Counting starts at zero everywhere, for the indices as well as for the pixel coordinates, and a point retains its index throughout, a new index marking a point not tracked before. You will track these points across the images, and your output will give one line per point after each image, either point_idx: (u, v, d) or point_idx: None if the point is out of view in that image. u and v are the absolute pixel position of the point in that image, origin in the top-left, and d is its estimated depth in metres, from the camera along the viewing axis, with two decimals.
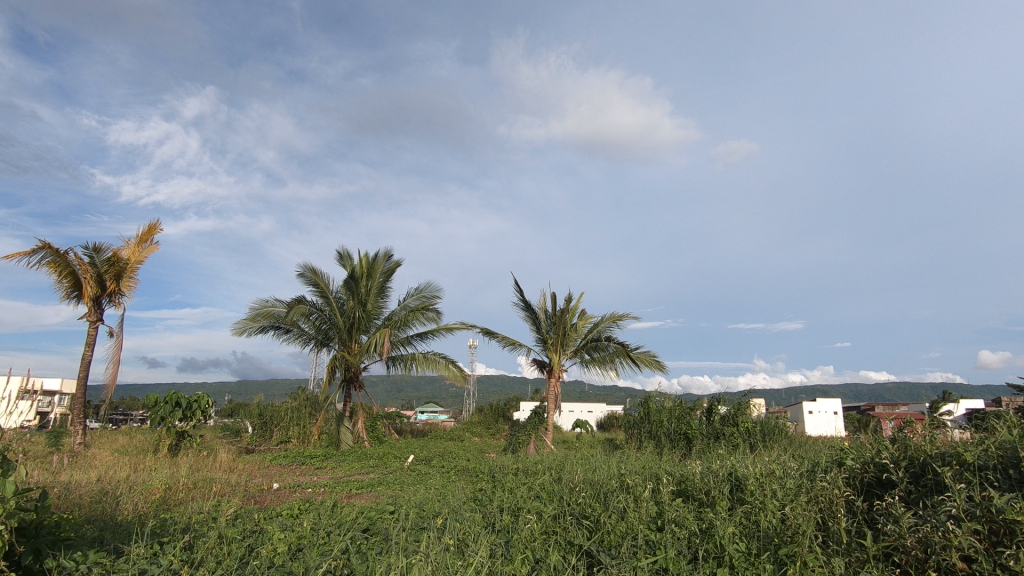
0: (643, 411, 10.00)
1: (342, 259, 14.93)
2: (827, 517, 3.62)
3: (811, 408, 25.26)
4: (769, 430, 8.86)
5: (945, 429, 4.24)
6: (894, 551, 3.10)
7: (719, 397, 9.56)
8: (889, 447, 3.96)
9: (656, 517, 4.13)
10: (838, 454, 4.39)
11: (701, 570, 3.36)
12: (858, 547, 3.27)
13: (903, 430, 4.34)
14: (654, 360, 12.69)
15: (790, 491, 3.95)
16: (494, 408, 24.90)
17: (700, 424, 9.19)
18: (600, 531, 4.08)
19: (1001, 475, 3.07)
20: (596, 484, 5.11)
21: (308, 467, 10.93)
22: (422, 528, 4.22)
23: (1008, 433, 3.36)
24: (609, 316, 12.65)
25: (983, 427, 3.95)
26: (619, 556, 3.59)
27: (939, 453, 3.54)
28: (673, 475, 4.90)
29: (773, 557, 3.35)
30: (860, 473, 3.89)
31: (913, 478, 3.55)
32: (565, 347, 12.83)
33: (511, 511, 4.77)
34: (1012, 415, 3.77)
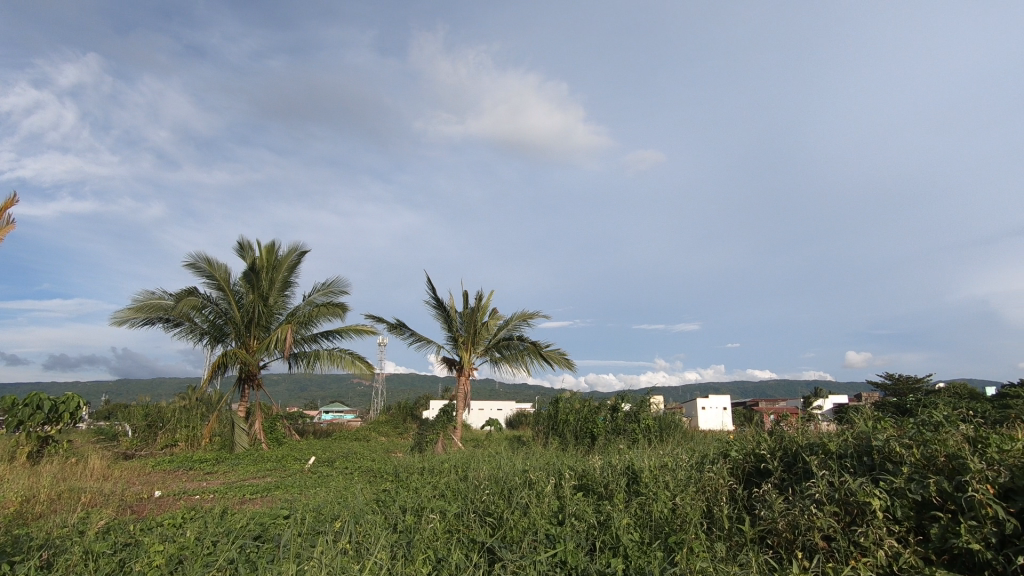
0: (551, 410, 10.19)
1: (242, 250, 13.99)
2: (712, 505, 3.88)
3: (704, 404, 27.09)
4: (666, 426, 9.38)
5: (816, 421, 4.68)
6: (767, 534, 3.39)
7: (623, 395, 9.99)
8: (767, 439, 4.31)
9: (557, 511, 4.23)
10: (725, 446, 4.72)
11: (597, 561, 3.48)
12: (738, 532, 3.53)
13: (781, 423, 4.74)
14: (563, 357, 13.03)
15: (681, 482, 4.18)
16: (403, 407, 24.48)
17: (604, 421, 9.52)
18: (503, 527, 4.11)
19: (857, 462, 3.44)
20: (500, 480, 5.17)
21: (197, 472, 10.14)
22: (319, 532, 4.05)
23: (863, 425, 3.77)
24: (519, 315, 12.82)
25: (845, 418, 4.41)
26: (520, 552, 3.64)
27: (808, 444, 3.91)
28: (575, 470, 5.04)
29: (662, 545, 3.55)
30: (742, 463, 4.19)
31: (786, 467, 3.88)
32: (476, 345, 12.84)
33: (415, 511, 4.69)
34: (867, 407, 4.24)
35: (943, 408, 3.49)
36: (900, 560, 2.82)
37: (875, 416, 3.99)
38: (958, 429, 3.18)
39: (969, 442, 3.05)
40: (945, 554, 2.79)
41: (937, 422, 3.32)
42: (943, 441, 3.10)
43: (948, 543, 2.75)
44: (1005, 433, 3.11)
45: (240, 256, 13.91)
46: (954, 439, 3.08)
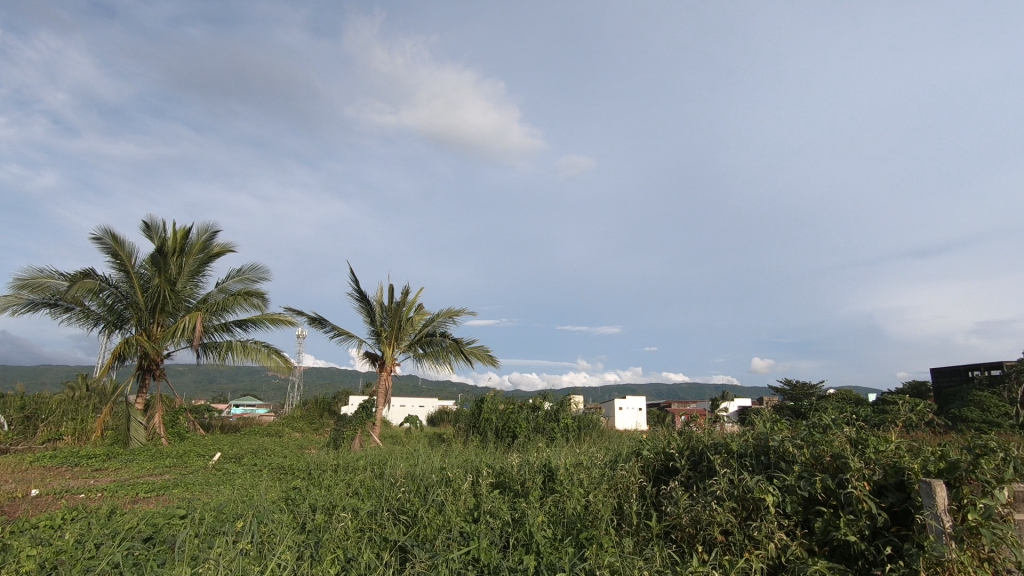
0: (474, 408, 10.17)
1: (149, 230, 12.97)
2: (622, 501, 4.01)
3: (622, 404, 28.04)
4: (584, 425, 9.62)
5: (721, 422, 4.96)
6: (672, 529, 3.56)
7: (544, 394, 10.16)
8: (677, 438, 4.51)
9: (473, 509, 4.23)
10: (638, 445, 4.88)
11: (510, 558, 3.51)
12: (645, 528, 3.68)
13: (691, 424, 4.98)
14: (487, 354, 13.05)
15: (595, 480, 4.29)
16: (320, 402, 23.61)
17: (525, 419, 9.63)
18: (417, 526, 4.06)
19: (755, 461, 3.67)
20: (417, 478, 5.10)
21: (83, 469, 9.27)
22: (218, 533, 3.81)
23: (762, 426, 4.04)
24: (445, 312, 12.72)
25: (747, 420, 4.70)
26: (432, 550, 3.61)
27: (713, 443, 4.13)
28: (493, 468, 5.05)
29: (573, 541, 3.64)
30: (652, 461, 4.35)
31: (692, 465, 4.09)
32: (399, 340, 12.60)
33: (326, 509, 4.52)
34: (767, 410, 4.53)
35: (832, 412, 3.79)
36: (788, 552, 3.05)
37: (773, 418, 4.28)
38: (842, 431, 3.47)
39: (851, 444, 3.34)
40: (826, 545, 3.06)
41: (826, 425, 3.60)
42: (829, 442, 3.37)
43: (830, 535, 3.02)
44: (881, 435, 3.43)
45: (146, 237, 12.88)
46: (839, 440, 3.36)
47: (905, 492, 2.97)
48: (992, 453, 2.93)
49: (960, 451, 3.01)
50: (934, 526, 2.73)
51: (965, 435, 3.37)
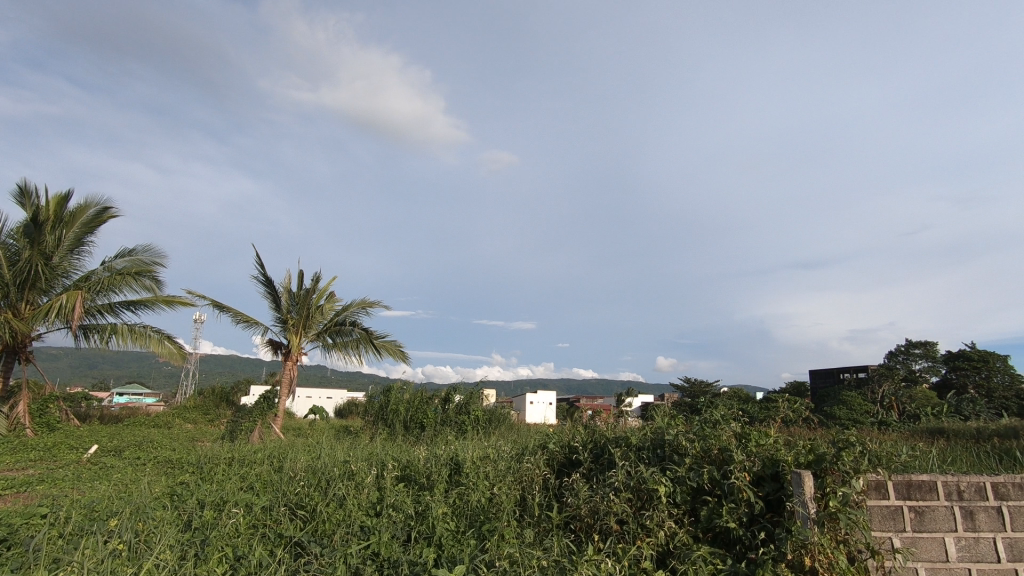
0: (383, 400, 9.95)
1: (22, 197, 11.54)
2: (526, 493, 4.08)
3: (532, 398, 28.62)
4: (494, 418, 9.72)
5: (624, 418, 5.17)
6: (571, 520, 3.68)
7: (455, 387, 10.16)
8: (582, 432, 4.64)
9: (376, 502, 4.14)
10: (545, 438, 4.99)
11: (411, 551, 3.48)
12: (546, 518, 3.78)
13: (596, 419, 5.16)
14: (398, 349, 12.82)
15: (500, 472, 4.34)
16: (217, 391, 22.16)
17: (435, 412, 9.59)
18: (315, 521, 3.92)
19: (651, 454, 3.85)
20: (318, 471, 4.92)
21: None
22: (87, 533, 3.47)
23: (661, 421, 4.25)
24: (358, 302, 12.35)
25: (647, 416, 4.94)
26: (330, 545, 3.50)
27: (614, 437, 4.29)
28: (399, 461, 4.97)
29: (476, 533, 3.68)
30: (556, 453, 4.45)
31: (594, 457, 4.23)
32: (307, 329, 12.07)
33: (215, 506, 4.24)
34: (666, 406, 4.78)
35: (722, 408, 4.05)
36: (676, 539, 3.26)
37: (671, 413, 4.52)
38: (730, 426, 3.72)
39: (736, 438, 3.60)
40: (709, 531, 3.29)
41: (716, 420, 3.85)
42: (717, 436, 3.61)
43: (713, 523, 3.25)
44: (763, 430, 3.72)
45: (17, 204, 11.46)
46: (726, 434, 3.60)
47: (780, 482, 3.24)
48: (851, 446, 3.26)
49: (826, 445, 3.33)
50: (801, 512, 3.01)
51: (832, 431, 3.73)
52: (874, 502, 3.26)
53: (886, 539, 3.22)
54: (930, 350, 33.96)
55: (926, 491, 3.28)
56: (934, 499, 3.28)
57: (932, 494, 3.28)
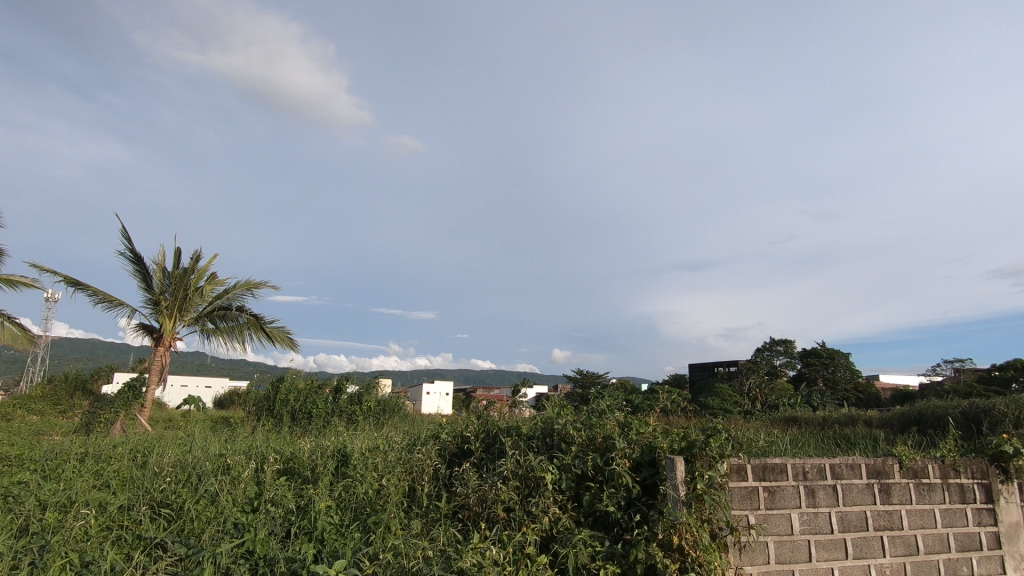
0: (269, 389, 9.35)
1: None
2: (415, 485, 4.03)
3: (429, 388, 28.44)
4: (389, 408, 9.53)
5: (518, 408, 5.26)
6: (460, 509, 3.69)
7: (349, 376, 9.81)
8: (475, 422, 4.64)
9: (254, 497, 3.89)
10: (438, 428, 4.93)
11: (289, 547, 3.32)
12: (434, 508, 3.77)
13: (490, 409, 5.20)
14: (288, 336, 12.14)
15: (390, 463, 4.24)
16: (71, 379, 19.70)
17: (326, 402, 9.22)
18: (182, 520, 3.62)
19: (540, 443, 3.94)
20: (188, 466, 4.53)
21: None
22: None
23: (552, 411, 4.36)
24: (243, 285, 11.51)
25: (540, 405, 5.06)
26: (197, 545, 3.25)
27: (506, 426, 4.33)
28: (282, 454, 4.70)
29: (360, 526, 3.60)
30: (448, 443, 4.43)
31: (485, 447, 4.26)
32: (183, 312, 11.05)
33: (59, 507, 3.77)
34: (557, 396, 4.92)
35: (608, 398, 4.23)
36: (559, 524, 3.38)
37: (562, 403, 4.64)
38: (613, 416, 3.90)
39: (619, 427, 3.78)
40: (590, 516, 3.45)
41: (602, 410, 4.01)
42: (602, 425, 3.77)
43: (594, 507, 3.41)
44: (643, 419, 3.95)
45: None
46: (610, 423, 3.77)
47: (655, 467, 3.46)
48: (718, 433, 3.56)
49: (697, 432, 3.60)
50: (672, 495, 3.26)
51: (704, 419, 4.03)
52: (735, 483, 3.57)
53: (743, 517, 3.55)
54: (789, 347, 37.96)
55: (777, 473, 3.66)
56: (784, 480, 3.67)
57: (782, 475, 3.66)
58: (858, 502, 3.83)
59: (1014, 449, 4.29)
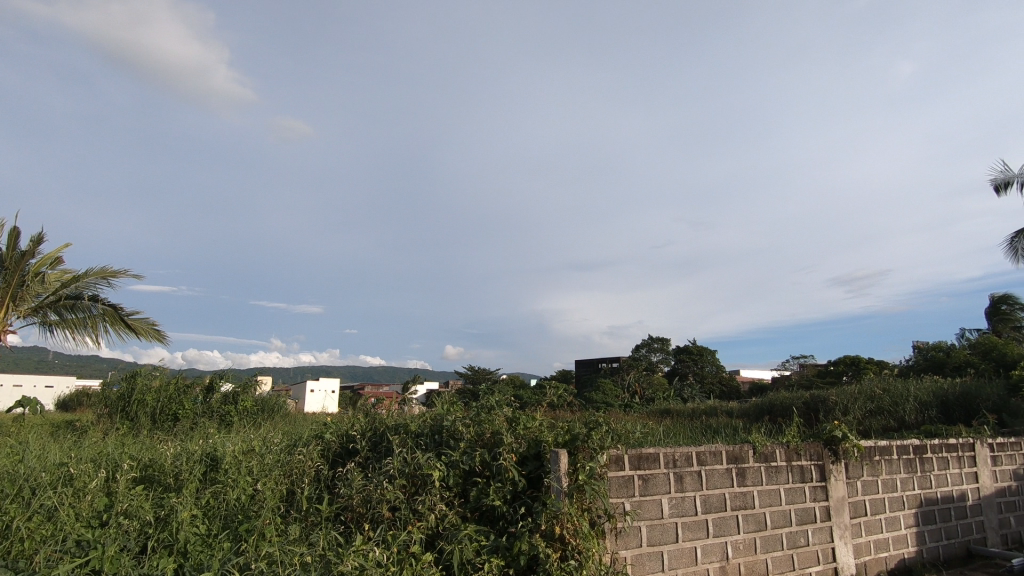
0: (125, 387, 8.35)
1: None
2: (294, 487, 3.81)
3: (313, 386, 27.16)
4: (268, 407, 8.95)
5: (407, 405, 5.16)
6: (342, 511, 3.56)
7: (224, 373, 9.05)
8: (361, 420, 4.47)
9: (103, 510, 3.47)
10: (322, 427, 4.70)
11: (145, 564, 3.02)
12: (314, 512, 3.60)
13: (378, 406, 5.06)
14: (153, 329, 10.96)
15: (266, 465, 3.97)
16: None
17: (194, 402, 8.45)
18: (9, 543, 3.13)
19: (429, 440, 3.89)
20: (18, 479, 3.92)
21: None
22: None
23: (441, 408, 4.31)
24: (97, 272, 10.22)
25: (430, 402, 4.99)
26: (27, 570, 2.84)
27: (394, 424, 4.22)
28: (138, 460, 4.23)
29: (230, 535, 3.36)
30: (332, 443, 4.23)
31: (372, 446, 4.12)
32: (19, 302, 9.58)
33: None
34: (447, 392, 4.89)
35: (497, 394, 4.27)
36: (445, 521, 3.37)
37: (451, 399, 4.61)
38: (502, 411, 3.96)
39: (507, 422, 3.85)
40: (477, 511, 3.48)
41: (491, 406, 4.05)
42: (491, 421, 3.80)
43: (480, 502, 3.44)
44: (530, 414, 4.05)
45: None
46: (499, 419, 3.82)
47: (540, 460, 3.58)
48: (599, 426, 3.75)
49: (580, 425, 3.76)
50: (556, 487, 3.38)
51: (587, 413, 4.23)
52: (613, 473, 3.77)
53: (620, 504, 3.77)
54: (665, 345, 41.01)
55: (651, 461, 3.92)
56: (656, 467, 3.94)
57: (654, 464, 3.93)
58: (718, 485, 4.21)
59: (842, 433, 4.96)
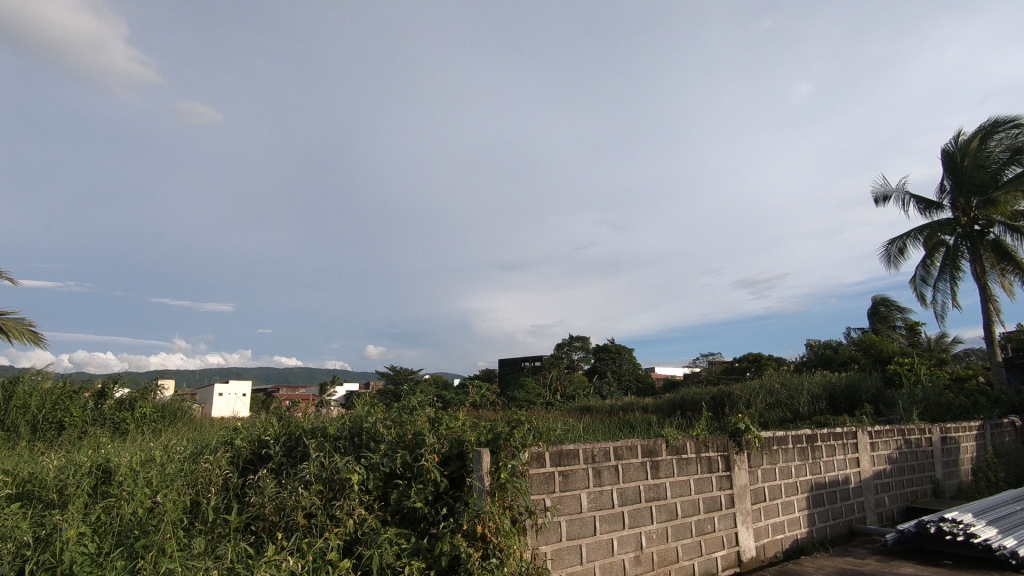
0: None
1: None
2: (199, 498, 3.57)
3: (220, 390, 25.49)
4: (169, 413, 8.31)
5: (324, 407, 4.97)
6: (253, 521, 3.38)
7: (118, 377, 8.31)
8: (275, 424, 4.24)
9: None
10: (231, 433, 4.43)
11: None
12: (222, 523, 3.39)
13: (293, 410, 4.83)
14: (31, 331, 9.89)
15: (167, 475, 3.69)
16: None
17: (83, 409, 7.70)
18: None
19: (348, 443, 3.76)
20: None
21: None
22: None
23: (361, 410, 4.19)
24: None
25: (349, 404, 4.84)
26: None
27: (311, 427, 4.05)
28: (14, 476, 3.79)
29: (125, 552, 3.10)
30: (242, 450, 4.00)
31: (287, 451, 3.94)
32: None
33: None
34: (367, 394, 4.75)
35: (419, 394, 4.20)
36: (364, 525, 3.28)
37: (372, 401, 4.49)
38: (424, 412, 3.91)
39: (429, 422, 3.81)
40: (397, 513, 3.42)
41: (413, 407, 3.98)
42: (413, 422, 3.75)
43: (402, 504, 3.39)
44: (453, 414, 4.03)
45: None
46: (420, 420, 3.77)
47: (463, 460, 3.57)
48: (521, 424, 3.79)
49: (503, 424, 3.79)
50: (478, 486, 3.39)
51: (510, 411, 4.27)
52: (535, 470, 3.83)
53: (540, 500, 3.84)
54: (585, 343, 42.15)
55: (571, 458, 4.02)
56: (575, 463, 4.04)
57: (574, 460, 4.03)
58: (634, 478, 4.39)
59: (745, 425, 5.33)
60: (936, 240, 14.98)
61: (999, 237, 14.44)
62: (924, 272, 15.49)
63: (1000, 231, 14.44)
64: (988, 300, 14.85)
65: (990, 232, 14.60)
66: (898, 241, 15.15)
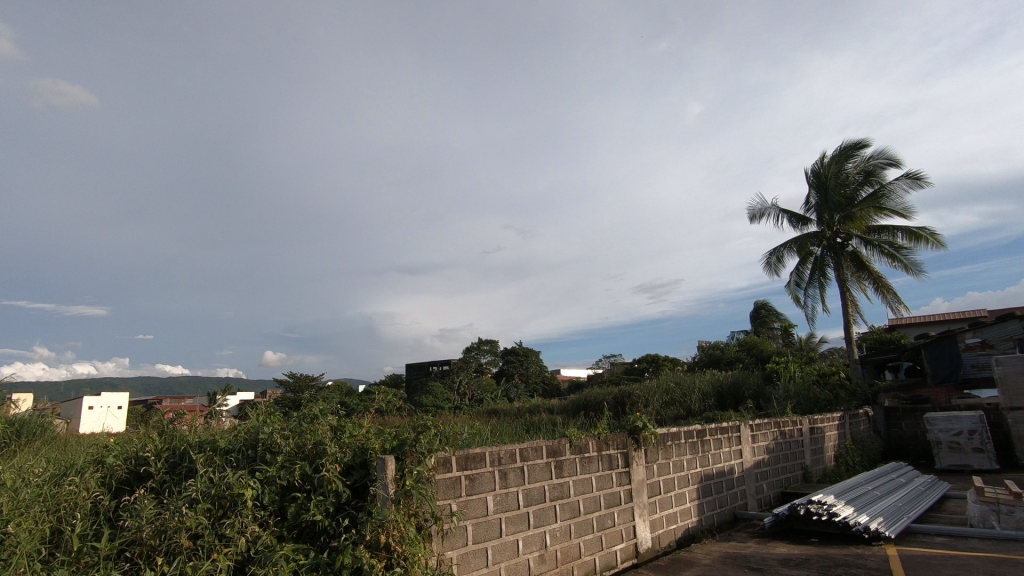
0: None
1: None
2: (62, 525, 3.19)
3: (90, 403, 22.77)
4: (27, 429, 7.35)
5: (213, 419, 4.62)
6: (128, 546, 3.08)
7: None
8: (156, 439, 3.86)
9: None
10: (102, 451, 3.98)
11: None
12: (90, 551, 3.06)
13: (177, 422, 4.44)
14: None
15: (21, 502, 3.24)
16: None
17: None
18: None
19: (242, 456, 3.51)
20: None
21: None
22: None
23: (255, 421, 3.93)
24: None
25: (242, 414, 4.53)
26: None
27: (197, 441, 3.74)
28: None
29: None
30: (115, 469, 3.60)
31: (169, 468, 3.62)
32: None
33: None
34: (263, 402, 4.48)
35: (320, 402, 4.01)
36: (258, 543, 3.09)
37: (269, 410, 4.25)
38: (326, 420, 3.75)
39: (331, 431, 3.66)
40: (295, 528, 3.26)
41: (314, 415, 3.81)
42: (313, 431, 3.58)
43: (299, 519, 3.23)
44: (356, 421, 3.91)
45: None
46: (321, 428, 3.62)
47: (366, 468, 3.47)
48: (427, 429, 3.75)
49: (409, 430, 3.73)
50: (381, 495, 3.30)
51: (416, 417, 4.21)
52: (441, 475, 3.80)
53: (447, 505, 3.81)
54: (494, 346, 42.54)
55: (478, 461, 4.04)
56: (482, 466, 4.06)
57: (481, 463, 4.05)
58: (539, 479, 4.49)
59: (643, 423, 5.62)
60: (807, 250, 16.69)
61: (856, 249, 16.34)
62: (797, 279, 17.16)
63: (857, 244, 16.34)
64: (847, 305, 16.76)
65: (849, 244, 16.47)
66: (776, 251, 16.70)
